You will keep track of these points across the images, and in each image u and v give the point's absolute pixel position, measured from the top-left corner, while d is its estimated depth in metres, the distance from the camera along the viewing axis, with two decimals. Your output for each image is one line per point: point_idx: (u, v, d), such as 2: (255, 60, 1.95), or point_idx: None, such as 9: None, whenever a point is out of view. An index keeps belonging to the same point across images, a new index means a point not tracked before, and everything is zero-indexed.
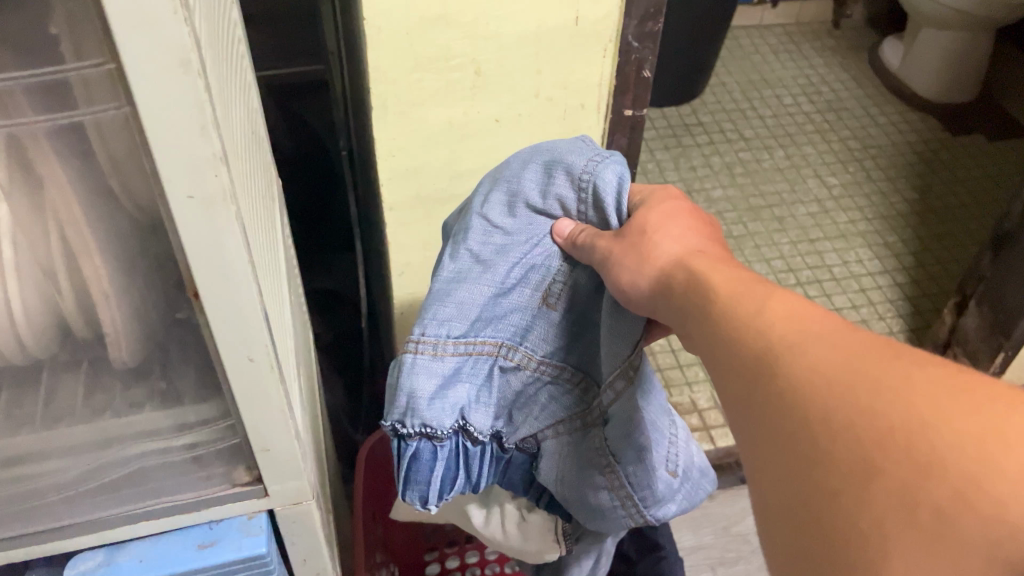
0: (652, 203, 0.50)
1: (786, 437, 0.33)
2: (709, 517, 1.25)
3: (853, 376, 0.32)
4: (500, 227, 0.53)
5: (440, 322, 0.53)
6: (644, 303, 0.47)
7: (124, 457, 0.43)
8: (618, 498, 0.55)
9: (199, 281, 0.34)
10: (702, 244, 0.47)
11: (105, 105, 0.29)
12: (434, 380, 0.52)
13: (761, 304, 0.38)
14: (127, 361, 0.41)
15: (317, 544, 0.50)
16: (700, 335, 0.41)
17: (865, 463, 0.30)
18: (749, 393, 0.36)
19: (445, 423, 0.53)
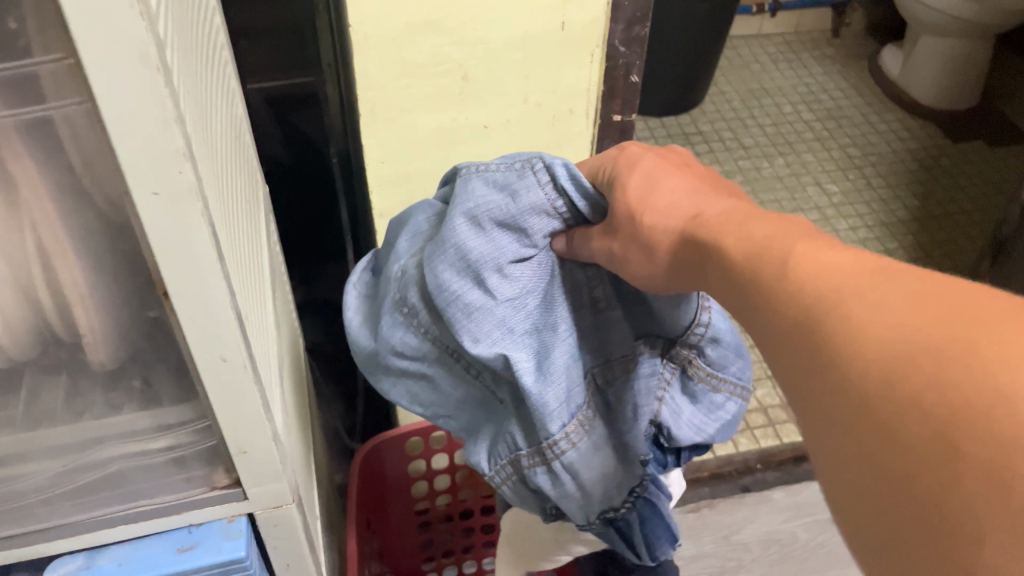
0: (625, 171, 0.46)
1: (846, 413, 0.28)
2: (708, 526, 1.25)
3: (919, 341, 0.27)
4: (530, 291, 0.49)
5: (562, 402, 0.49)
6: (668, 281, 0.43)
7: (103, 459, 0.43)
8: (733, 395, 0.57)
9: (169, 279, 0.34)
10: (693, 192, 0.43)
11: (68, 100, 0.30)
12: (601, 454, 0.51)
13: (786, 268, 0.33)
14: (105, 362, 0.41)
15: (299, 548, 0.50)
16: (740, 305, 0.35)
17: (943, 444, 0.25)
18: (804, 375, 0.30)
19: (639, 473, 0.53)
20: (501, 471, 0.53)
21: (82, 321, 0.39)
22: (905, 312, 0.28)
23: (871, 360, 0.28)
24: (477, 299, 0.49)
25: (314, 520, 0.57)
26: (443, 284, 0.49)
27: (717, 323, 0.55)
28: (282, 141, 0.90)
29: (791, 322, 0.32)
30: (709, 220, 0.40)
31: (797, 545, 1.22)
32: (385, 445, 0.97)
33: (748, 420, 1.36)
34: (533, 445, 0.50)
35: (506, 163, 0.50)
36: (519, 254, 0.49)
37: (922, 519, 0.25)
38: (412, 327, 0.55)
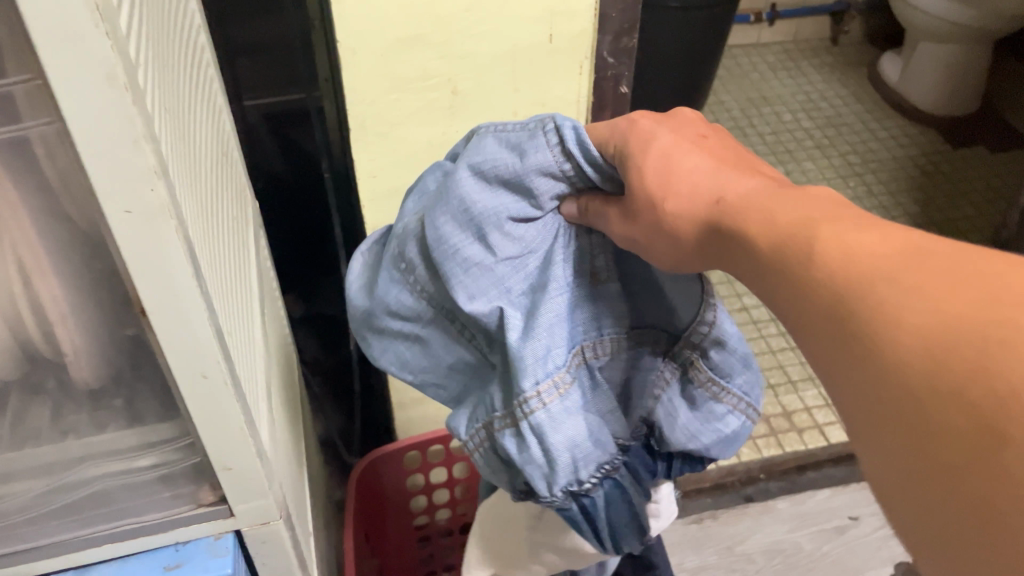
0: (637, 155, 0.43)
1: (888, 404, 0.28)
2: (712, 537, 1.24)
3: (959, 326, 0.26)
4: (524, 253, 0.47)
5: (541, 363, 0.46)
6: (695, 263, 0.42)
7: (88, 478, 0.42)
8: (742, 415, 0.52)
9: (145, 296, 0.34)
10: (719, 181, 0.40)
11: (37, 121, 0.30)
12: (579, 421, 0.47)
13: (816, 254, 0.32)
14: (88, 380, 0.41)
15: (288, 565, 0.50)
16: (770, 295, 0.35)
17: (985, 441, 0.24)
18: (840, 368, 0.30)
19: (609, 451, 0.49)
20: (475, 435, 0.50)
21: (65, 339, 0.39)
22: (943, 299, 0.27)
23: (905, 358, 0.27)
24: (467, 254, 0.47)
25: (305, 537, 0.57)
26: (443, 236, 0.47)
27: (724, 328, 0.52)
28: (277, 158, 0.90)
29: (825, 316, 0.31)
30: (734, 205, 0.38)
31: (801, 555, 1.21)
32: (383, 459, 0.97)
33: (750, 430, 1.35)
34: (507, 406, 0.48)
35: (520, 124, 0.47)
36: (524, 214, 0.47)
37: (980, 512, 0.24)
38: (408, 288, 0.52)
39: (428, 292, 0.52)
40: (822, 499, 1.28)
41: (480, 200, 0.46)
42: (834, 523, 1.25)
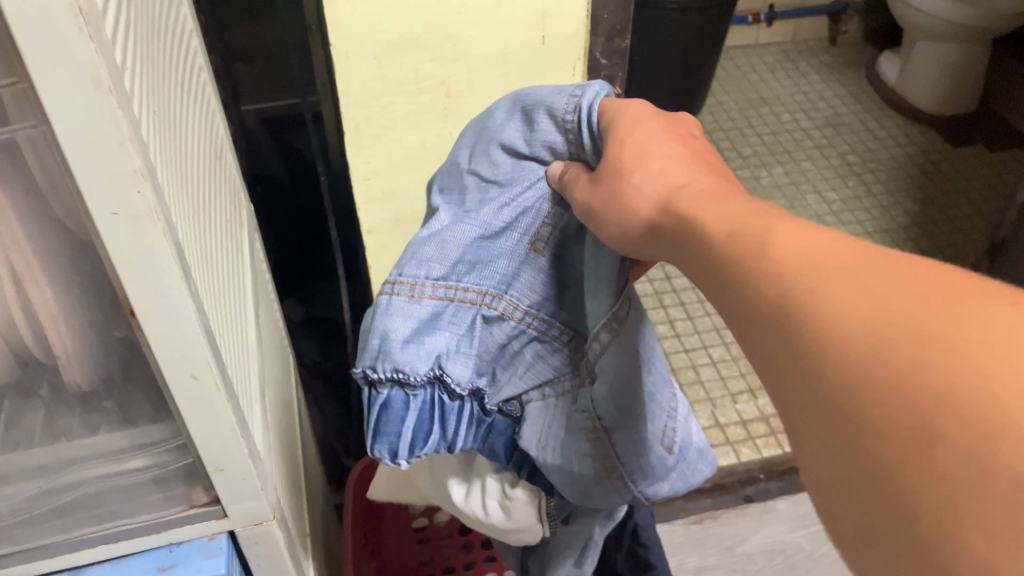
0: (623, 129, 0.43)
1: (823, 401, 0.28)
2: (712, 538, 1.24)
3: (897, 323, 0.26)
4: (490, 181, 0.50)
5: (419, 262, 0.49)
6: (642, 248, 0.42)
7: (80, 480, 0.43)
8: (602, 471, 0.51)
9: (133, 297, 0.34)
10: (687, 176, 0.40)
11: (22, 124, 0.30)
12: (412, 321, 0.48)
13: (769, 246, 0.32)
14: (80, 383, 0.41)
15: (282, 565, 0.50)
16: (716, 287, 0.35)
17: (916, 439, 0.24)
18: (780, 359, 0.30)
19: (418, 370, 0.48)
20: None
21: (57, 343, 0.39)
22: (883, 296, 0.27)
23: (842, 349, 0.27)
24: (469, 150, 0.51)
25: (300, 538, 0.57)
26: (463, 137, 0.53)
27: (603, 370, 0.48)
28: (273, 162, 0.90)
29: (768, 311, 0.31)
30: (694, 195, 0.39)
31: (801, 555, 1.21)
32: (381, 461, 0.97)
33: (750, 430, 1.35)
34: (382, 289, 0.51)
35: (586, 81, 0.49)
36: (513, 145, 0.49)
37: (902, 507, 0.24)
38: None
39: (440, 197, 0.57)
40: None
41: (499, 116, 0.50)
42: None
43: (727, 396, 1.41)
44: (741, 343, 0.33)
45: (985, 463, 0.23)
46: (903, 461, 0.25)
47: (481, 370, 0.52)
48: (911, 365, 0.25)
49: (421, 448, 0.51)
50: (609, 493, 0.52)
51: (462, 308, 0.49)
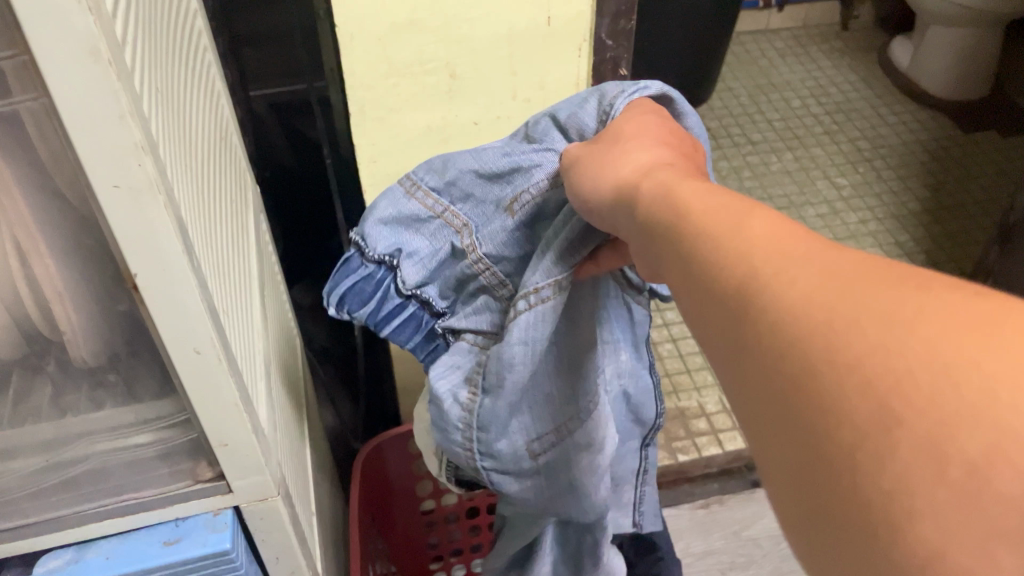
0: (627, 114, 0.46)
1: (775, 380, 0.26)
2: (719, 522, 1.24)
3: (855, 304, 0.25)
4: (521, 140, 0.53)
5: (427, 170, 0.56)
6: (606, 215, 0.42)
7: (86, 454, 0.43)
8: (461, 417, 0.52)
9: (135, 270, 0.34)
10: (671, 158, 0.41)
11: (24, 96, 0.30)
12: (390, 204, 0.56)
13: (737, 225, 0.31)
14: (87, 359, 0.42)
15: (287, 540, 0.50)
16: (677, 265, 0.33)
17: (869, 423, 0.23)
18: (734, 338, 0.28)
19: (376, 246, 0.56)
20: None
21: (62, 318, 0.40)
22: (848, 278, 0.26)
23: (800, 325, 0.26)
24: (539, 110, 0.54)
25: (306, 515, 0.58)
26: None
27: (516, 334, 0.48)
28: (281, 147, 0.91)
29: (721, 291, 0.29)
30: (661, 177, 0.38)
31: None
32: (389, 445, 0.97)
33: None
34: None
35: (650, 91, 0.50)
36: (553, 116, 0.51)
37: (853, 496, 0.23)
38: None
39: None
40: None
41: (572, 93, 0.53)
42: None
43: None
44: (695, 327, 0.32)
45: (937, 447, 0.21)
46: (853, 444, 0.23)
47: (442, 292, 0.57)
48: (866, 345, 0.24)
49: (354, 311, 0.57)
50: (451, 444, 0.54)
51: (444, 227, 0.55)
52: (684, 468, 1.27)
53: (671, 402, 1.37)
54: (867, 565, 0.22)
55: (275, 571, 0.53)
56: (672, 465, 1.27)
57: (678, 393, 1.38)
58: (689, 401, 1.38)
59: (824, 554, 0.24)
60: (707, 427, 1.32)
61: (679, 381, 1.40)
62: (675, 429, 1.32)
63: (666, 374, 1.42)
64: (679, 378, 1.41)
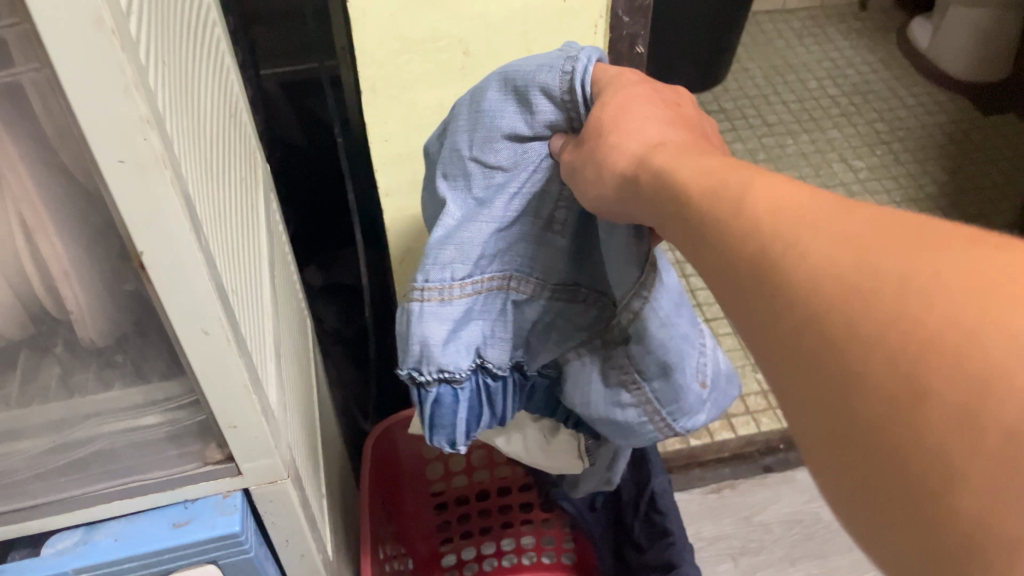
0: (609, 92, 0.44)
1: (806, 356, 0.27)
2: (730, 507, 1.24)
3: (873, 276, 0.26)
4: (498, 167, 0.50)
5: (441, 266, 0.51)
6: (615, 204, 0.42)
7: (94, 435, 0.43)
8: (645, 414, 0.54)
9: (142, 248, 0.34)
10: (664, 133, 0.41)
11: (26, 67, 0.29)
12: (442, 324, 0.51)
13: (743, 202, 0.31)
14: (94, 341, 0.41)
15: (296, 523, 0.50)
16: (693, 244, 0.34)
17: (899, 395, 0.24)
18: (760, 315, 0.29)
19: (461, 364, 0.53)
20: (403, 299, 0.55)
21: (69, 298, 0.39)
22: (862, 249, 0.27)
23: (822, 302, 0.27)
24: (469, 136, 0.50)
25: (316, 498, 0.57)
26: (457, 118, 0.52)
27: (651, 328, 0.50)
28: (292, 126, 0.90)
29: (746, 273, 0.30)
30: (664, 152, 0.38)
31: (820, 525, 1.21)
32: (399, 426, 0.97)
33: (770, 400, 1.34)
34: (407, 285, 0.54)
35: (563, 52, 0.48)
36: (516, 130, 0.49)
37: (892, 469, 0.24)
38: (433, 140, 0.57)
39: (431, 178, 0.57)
40: None
41: (493, 98, 0.49)
42: None
43: (747, 365, 1.40)
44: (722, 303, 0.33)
45: (969, 416, 0.22)
46: (887, 417, 0.24)
47: (516, 345, 0.56)
48: (887, 318, 0.25)
49: (474, 429, 0.58)
50: (645, 437, 0.56)
51: (492, 296, 0.53)
52: (696, 453, 1.27)
53: None
54: (916, 528, 0.23)
55: (285, 553, 0.52)
56: (684, 449, 1.26)
57: None
58: None
59: (870, 520, 0.25)
60: (719, 412, 1.32)
61: None
62: None
63: None
64: None
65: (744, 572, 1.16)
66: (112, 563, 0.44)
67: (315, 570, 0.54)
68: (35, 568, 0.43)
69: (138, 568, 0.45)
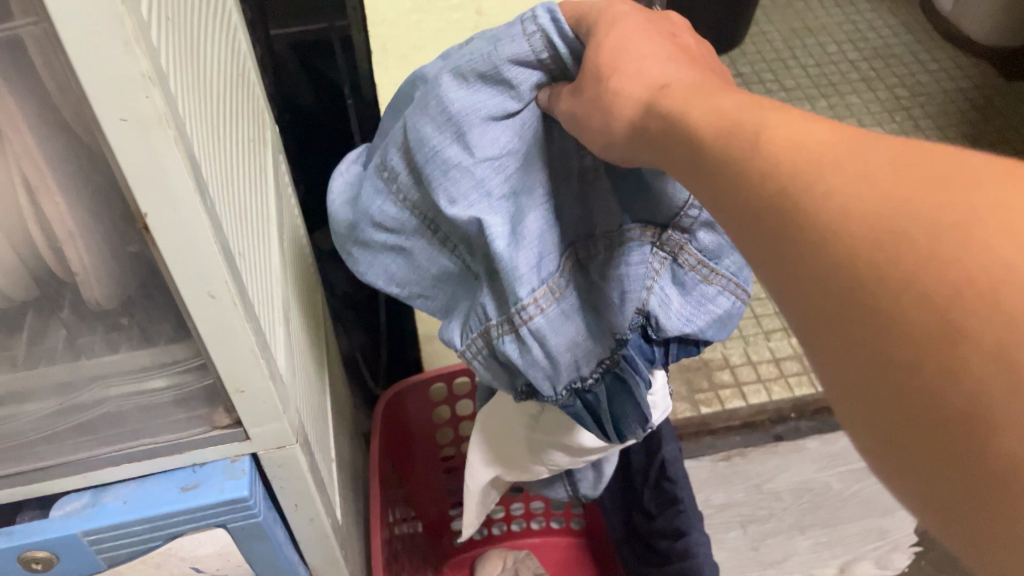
0: (602, 26, 0.41)
1: (832, 294, 0.27)
2: (741, 474, 1.24)
3: (906, 215, 0.25)
4: (506, 151, 0.46)
5: (534, 264, 0.47)
6: (624, 151, 0.41)
7: (102, 398, 0.42)
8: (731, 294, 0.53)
9: (145, 209, 0.33)
10: (671, 74, 0.39)
11: (24, 20, 0.28)
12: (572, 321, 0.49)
13: (756, 136, 0.31)
14: (101, 301, 0.40)
15: (305, 488, 0.50)
16: (705, 180, 0.33)
17: (940, 336, 0.24)
18: (779, 254, 0.29)
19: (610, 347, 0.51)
20: (472, 344, 0.51)
21: (74, 258, 0.38)
22: (891, 186, 0.26)
23: (851, 240, 0.26)
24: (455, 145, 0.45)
25: (326, 462, 0.57)
26: (422, 137, 0.46)
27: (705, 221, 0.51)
28: (302, 89, 0.88)
29: (767, 217, 0.29)
30: (675, 92, 0.37)
31: (829, 494, 1.21)
32: (408, 391, 0.97)
33: (782, 368, 1.33)
34: (501, 311, 0.48)
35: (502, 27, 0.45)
36: (505, 110, 0.45)
37: (934, 411, 0.24)
38: (390, 196, 0.51)
39: (412, 201, 0.50)
40: None
41: (456, 97, 0.45)
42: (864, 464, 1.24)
43: (760, 334, 1.39)
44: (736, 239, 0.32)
45: (1015, 361, 0.22)
46: (924, 358, 0.24)
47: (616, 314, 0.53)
48: (924, 260, 0.25)
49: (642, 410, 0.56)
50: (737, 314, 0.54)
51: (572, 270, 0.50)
52: (707, 420, 1.27)
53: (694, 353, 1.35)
54: (958, 466, 0.24)
55: (295, 518, 0.52)
56: (694, 417, 1.27)
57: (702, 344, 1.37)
58: (713, 353, 1.36)
59: (905, 457, 0.25)
60: (731, 379, 1.31)
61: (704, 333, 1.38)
62: (698, 381, 1.32)
63: None
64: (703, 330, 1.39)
65: (753, 539, 1.16)
66: (120, 525, 0.44)
67: (324, 534, 0.54)
68: (45, 529, 0.43)
69: (146, 530, 0.45)
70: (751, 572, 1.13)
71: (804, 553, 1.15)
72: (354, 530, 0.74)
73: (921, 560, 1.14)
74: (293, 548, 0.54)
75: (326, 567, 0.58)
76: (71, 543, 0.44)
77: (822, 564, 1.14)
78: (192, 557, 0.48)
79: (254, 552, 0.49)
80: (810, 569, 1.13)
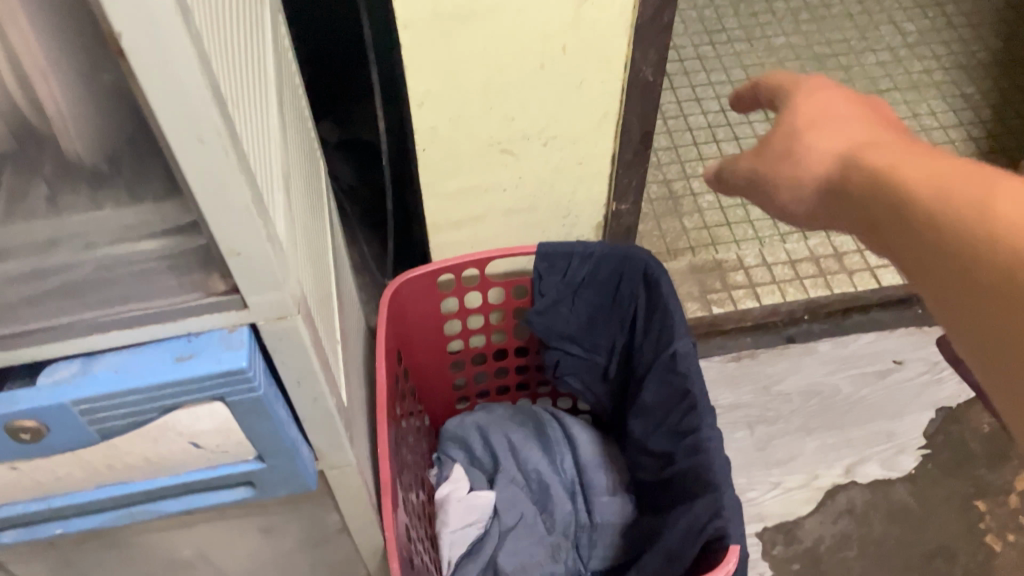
0: (803, 93, 0.45)
1: None
2: (750, 375, 1.22)
3: None
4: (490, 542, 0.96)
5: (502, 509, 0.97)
6: (814, 208, 0.44)
7: (85, 259, 0.40)
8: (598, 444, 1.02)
9: (119, 29, 0.29)
10: (868, 139, 0.42)
11: None
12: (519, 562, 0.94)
13: (975, 211, 0.34)
14: (81, 154, 0.37)
15: (308, 363, 0.47)
16: (911, 247, 0.37)
17: None
18: (993, 330, 0.33)
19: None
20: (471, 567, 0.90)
21: (47, 98, 0.35)
22: None
23: None
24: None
25: (330, 341, 0.55)
26: None
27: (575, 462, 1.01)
28: None
29: (990, 290, 0.33)
30: (877, 156, 0.40)
31: (839, 397, 1.20)
32: (413, 281, 0.93)
33: (797, 271, 1.30)
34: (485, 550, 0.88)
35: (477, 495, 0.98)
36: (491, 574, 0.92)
37: None
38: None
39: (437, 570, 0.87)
40: (866, 343, 1.25)
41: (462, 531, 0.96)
42: (876, 368, 1.22)
43: (776, 236, 1.35)
44: (942, 311, 0.36)
45: None
46: None
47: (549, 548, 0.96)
48: None
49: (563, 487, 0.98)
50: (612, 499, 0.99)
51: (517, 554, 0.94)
52: (718, 321, 1.25)
53: (708, 254, 1.32)
54: None
55: (297, 396, 0.50)
56: (706, 317, 1.24)
57: (715, 245, 1.34)
58: (727, 254, 1.33)
59: None
60: (744, 281, 1.28)
61: (718, 234, 1.35)
62: (711, 281, 1.28)
63: (705, 225, 1.37)
64: (717, 231, 1.36)
65: (760, 439, 1.16)
66: (112, 394, 0.41)
67: (328, 414, 0.52)
68: (32, 398, 0.41)
69: (140, 401, 0.42)
70: (757, 471, 1.13)
71: (810, 453, 1.14)
72: (360, 416, 0.72)
73: (928, 463, 1.13)
74: (297, 428, 0.52)
75: (331, 448, 0.56)
76: (61, 413, 0.41)
77: (828, 465, 1.13)
78: (190, 432, 0.46)
79: (254, 429, 0.47)
80: (816, 469, 1.12)
